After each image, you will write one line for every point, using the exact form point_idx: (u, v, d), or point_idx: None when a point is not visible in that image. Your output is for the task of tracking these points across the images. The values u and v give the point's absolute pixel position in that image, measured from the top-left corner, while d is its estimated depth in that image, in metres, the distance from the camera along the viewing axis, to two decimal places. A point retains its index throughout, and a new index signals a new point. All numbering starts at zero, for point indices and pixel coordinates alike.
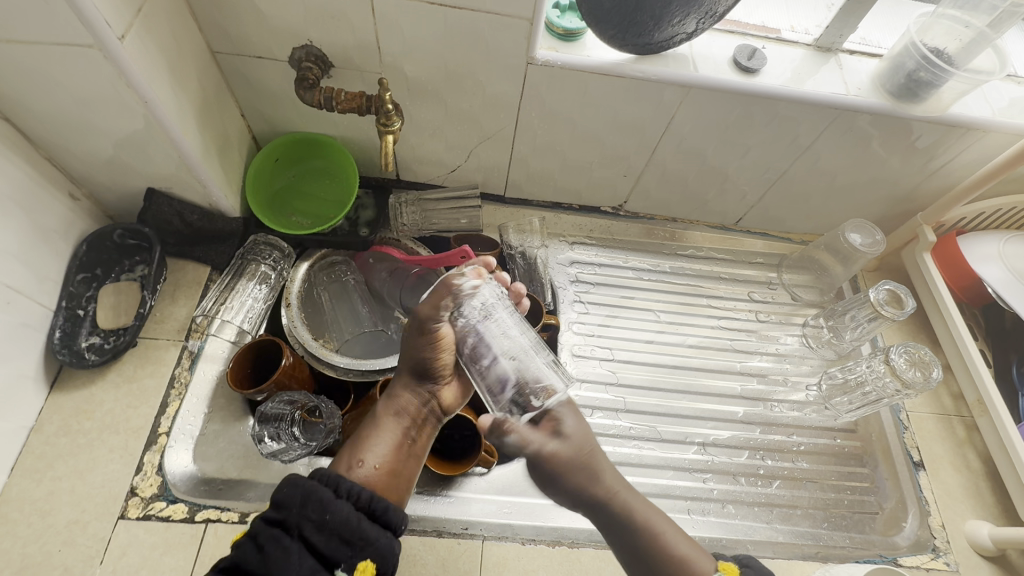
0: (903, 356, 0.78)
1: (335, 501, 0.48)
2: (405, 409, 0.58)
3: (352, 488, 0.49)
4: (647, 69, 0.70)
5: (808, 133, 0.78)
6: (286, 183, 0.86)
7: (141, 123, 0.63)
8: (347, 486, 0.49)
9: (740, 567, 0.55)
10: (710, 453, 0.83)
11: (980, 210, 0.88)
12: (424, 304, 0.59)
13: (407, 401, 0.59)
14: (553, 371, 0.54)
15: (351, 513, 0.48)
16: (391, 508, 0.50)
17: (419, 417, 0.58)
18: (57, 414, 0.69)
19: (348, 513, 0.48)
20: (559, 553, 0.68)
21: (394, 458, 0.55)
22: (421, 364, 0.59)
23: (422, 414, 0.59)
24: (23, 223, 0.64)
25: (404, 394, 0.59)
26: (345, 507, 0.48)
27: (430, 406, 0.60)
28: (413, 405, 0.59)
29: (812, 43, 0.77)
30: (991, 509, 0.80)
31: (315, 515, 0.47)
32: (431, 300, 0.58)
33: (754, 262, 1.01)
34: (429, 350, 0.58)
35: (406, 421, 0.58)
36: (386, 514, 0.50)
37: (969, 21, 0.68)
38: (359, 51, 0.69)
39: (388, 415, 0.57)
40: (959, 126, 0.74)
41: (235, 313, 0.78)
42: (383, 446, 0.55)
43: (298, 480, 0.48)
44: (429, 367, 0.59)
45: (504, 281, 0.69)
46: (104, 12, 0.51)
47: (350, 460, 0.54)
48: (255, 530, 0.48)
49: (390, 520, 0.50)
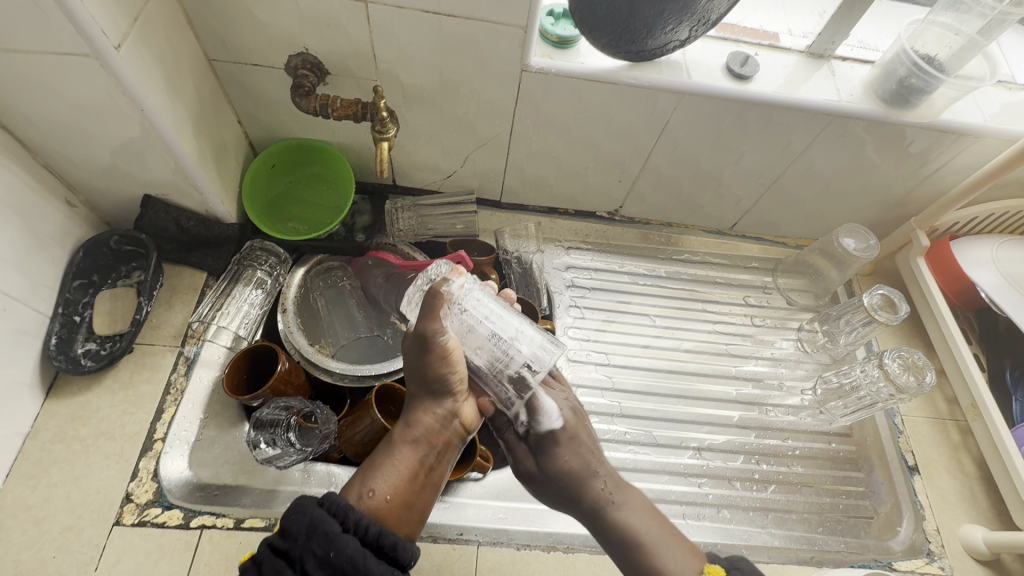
0: (897, 361, 0.78)
1: (340, 535, 0.47)
2: (422, 435, 0.58)
3: (359, 521, 0.49)
4: (640, 76, 0.70)
5: (801, 139, 0.78)
6: (282, 189, 0.86)
7: (138, 130, 0.63)
8: (355, 517, 0.49)
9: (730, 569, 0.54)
10: (705, 457, 0.83)
11: (973, 214, 0.89)
12: (422, 319, 0.55)
13: (425, 426, 0.58)
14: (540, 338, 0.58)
15: (357, 550, 0.47)
16: (399, 545, 0.50)
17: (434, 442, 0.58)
18: (53, 420, 0.69)
19: (353, 549, 0.47)
20: (554, 559, 0.68)
21: (406, 487, 0.55)
22: (434, 384, 0.58)
23: (439, 438, 0.59)
24: (19, 230, 0.64)
25: (422, 419, 0.58)
26: (352, 543, 0.47)
27: (446, 430, 0.59)
28: (430, 429, 0.58)
29: (805, 49, 0.78)
30: (985, 513, 0.80)
31: (319, 548, 0.46)
32: (427, 316, 0.55)
33: (749, 266, 1.01)
34: (440, 369, 0.57)
35: (423, 448, 0.58)
36: (394, 551, 0.49)
37: (959, 29, 0.69)
38: (355, 58, 0.69)
39: (404, 442, 0.57)
40: (951, 132, 0.74)
41: (232, 319, 0.78)
42: (397, 474, 0.55)
43: (307, 507, 0.48)
44: (443, 388, 0.58)
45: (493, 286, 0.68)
46: (100, 22, 0.51)
47: (361, 488, 0.54)
48: (259, 557, 0.47)
49: (398, 556, 0.49)
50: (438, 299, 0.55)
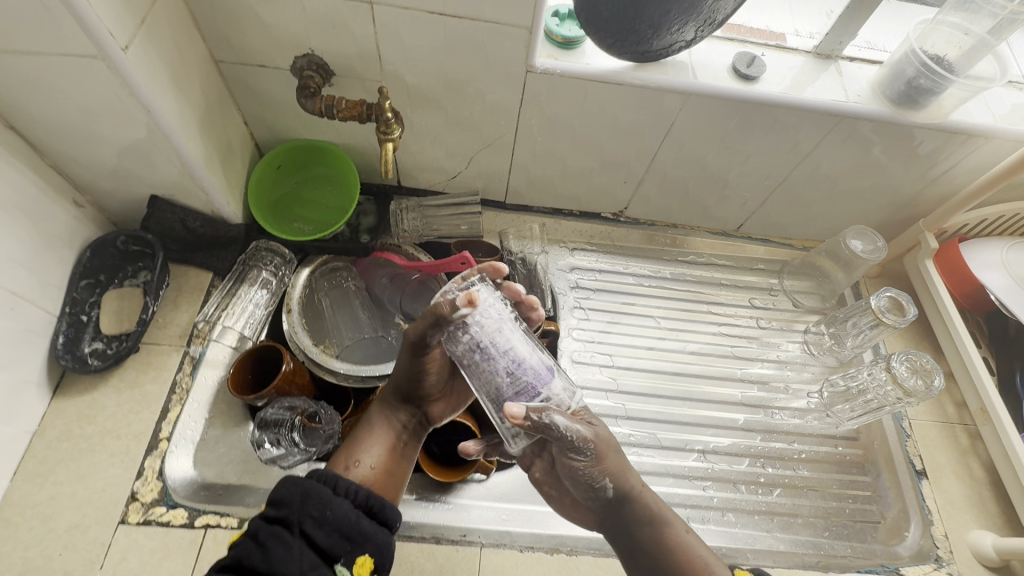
0: (905, 364, 0.77)
1: (333, 497, 0.50)
2: (403, 412, 0.62)
3: (349, 485, 0.51)
4: (646, 77, 0.70)
5: (809, 140, 0.78)
6: (287, 191, 0.87)
7: (145, 131, 0.63)
8: (345, 483, 0.51)
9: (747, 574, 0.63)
10: (710, 460, 0.83)
11: (982, 216, 0.88)
12: (434, 314, 0.56)
13: (405, 405, 0.62)
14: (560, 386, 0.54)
15: (351, 509, 0.50)
16: (387, 507, 0.53)
17: (409, 425, 0.62)
18: (59, 418, 0.70)
19: (347, 509, 0.50)
20: (557, 562, 0.68)
21: (388, 460, 0.60)
22: (420, 370, 0.62)
23: (417, 417, 0.63)
24: (27, 230, 0.65)
25: (402, 397, 0.62)
26: (345, 504, 0.50)
27: (424, 410, 0.63)
28: (408, 407, 0.62)
29: (812, 50, 0.78)
30: (995, 518, 0.79)
31: (315, 511, 0.49)
32: (439, 314, 0.54)
33: (755, 268, 1.01)
34: (431, 356, 0.61)
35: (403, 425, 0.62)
36: (382, 512, 0.52)
37: (969, 28, 0.68)
38: (360, 60, 0.69)
39: (386, 418, 0.61)
40: (960, 133, 0.73)
41: (237, 319, 0.79)
42: (377, 448, 0.60)
43: (296, 478, 0.50)
44: (428, 373, 0.62)
45: (515, 292, 0.68)
46: (108, 23, 0.52)
47: (347, 461, 0.58)
48: (253, 530, 0.48)
49: (387, 516, 0.52)
50: (451, 306, 0.53)
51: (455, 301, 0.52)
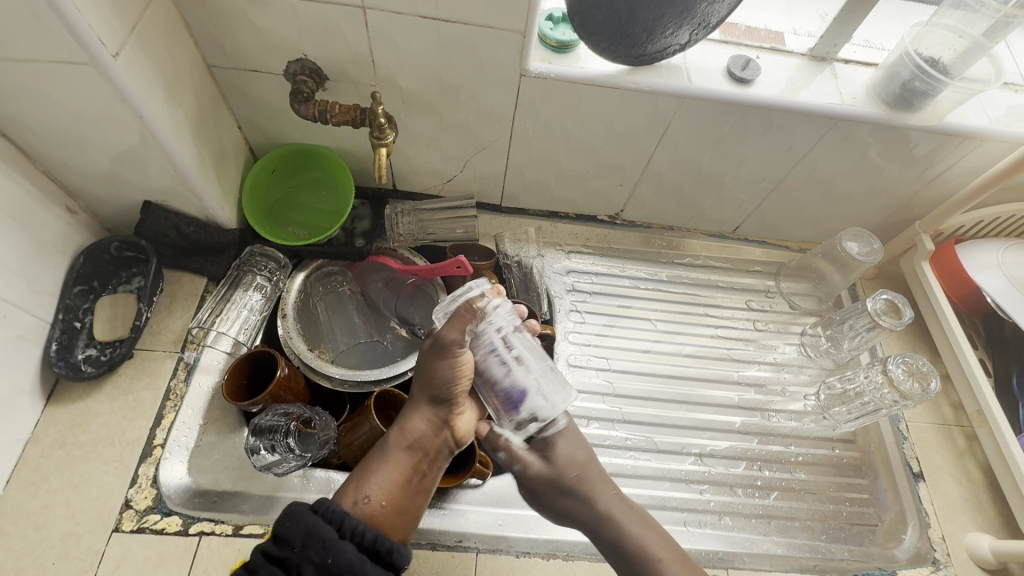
0: (901, 366, 0.77)
1: (337, 542, 0.48)
2: (417, 441, 0.57)
3: (355, 528, 0.49)
4: (641, 80, 0.70)
5: (805, 142, 0.78)
6: (281, 196, 0.86)
7: (138, 138, 0.63)
8: (351, 525, 0.49)
9: None
10: (707, 463, 0.83)
11: (979, 218, 0.88)
12: (448, 326, 0.55)
13: (420, 432, 0.58)
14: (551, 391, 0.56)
15: (354, 555, 0.48)
16: (395, 551, 0.50)
17: (427, 453, 0.58)
18: (53, 426, 0.69)
19: (351, 555, 0.48)
20: (553, 566, 0.68)
21: (399, 494, 0.55)
22: (435, 392, 0.58)
23: (434, 445, 0.58)
24: (19, 237, 0.65)
25: (418, 424, 0.58)
26: (349, 549, 0.48)
27: (442, 437, 0.59)
28: (424, 435, 0.58)
29: (807, 52, 0.77)
30: (992, 520, 0.79)
31: (316, 556, 0.47)
32: (453, 322, 0.55)
33: (752, 270, 1.01)
34: (447, 378, 0.57)
35: (418, 454, 0.57)
36: (390, 556, 0.50)
37: (964, 31, 0.68)
38: (354, 64, 0.69)
39: (400, 447, 0.57)
40: (956, 135, 0.73)
41: (231, 325, 0.78)
42: (390, 480, 0.55)
43: (301, 514, 0.48)
44: (444, 396, 0.58)
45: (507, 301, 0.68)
46: (98, 30, 0.51)
47: (356, 493, 0.54)
48: (253, 564, 0.47)
49: (394, 560, 0.50)
50: (468, 310, 0.55)
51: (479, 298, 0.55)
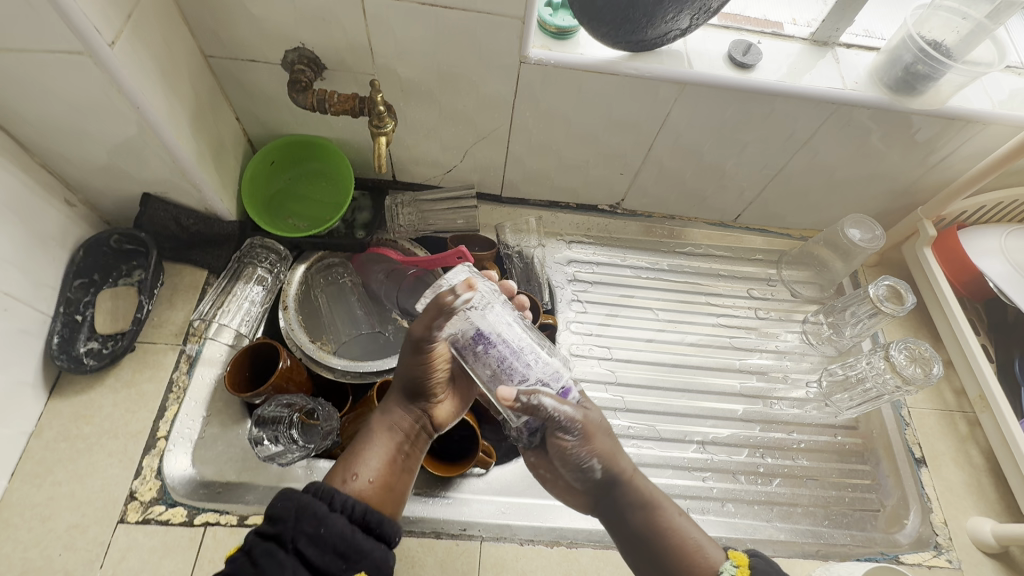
0: (904, 352, 0.77)
1: (329, 514, 0.48)
2: (399, 425, 0.59)
3: (346, 501, 0.49)
4: (641, 66, 0.69)
5: (806, 128, 0.77)
6: (281, 188, 0.86)
7: (135, 129, 0.63)
8: (342, 498, 0.49)
9: (749, 557, 0.54)
10: (710, 451, 0.83)
11: (981, 203, 0.88)
12: (420, 319, 0.56)
13: (401, 417, 0.60)
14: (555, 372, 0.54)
15: (347, 527, 0.48)
16: (385, 521, 0.50)
17: (409, 433, 0.59)
18: (56, 419, 0.69)
19: (343, 526, 0.48)
20: (558, 554, 0.68)
21: (386, 472, 0.55)
22: (412, 380, 0.60)
23: (414, 429, 0.60)
24: (19, 229, 0.64)
25: (397, 410, 0.60)
26: (341, 521, 0.48)
27: (422, 422, 0.61)
28: (405, 420, 0.60)
29: (809, 37, 0.77)
30: (994, 504, 0.79)
31: (310, 528, 0.47)
32: (428, 315, 0.55)
33: (754, 258, 1.00)
34: (420, 364, 0.59)
35: (400, 437, 0.59)
36: (381, 527, 0.50)
37: (967, 13, 0.67)
38: (352, 53, 0.69)
39: (382, 430, 0.58)
40: (959, 119, 0.73)
41: (233, 317, 0.78)
42: (376, 460, 0.55)
43: (292, 494, 0.48)
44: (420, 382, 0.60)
45: (509, 289, 0.72)
46: (93, 19, 0.51)
47: (344, 473, 0.54)
48: (247, 545, 0.47)
49: (385, 533, 0.50)
50: (440, 305, 0.53)
51: (449, 294, 0.53)
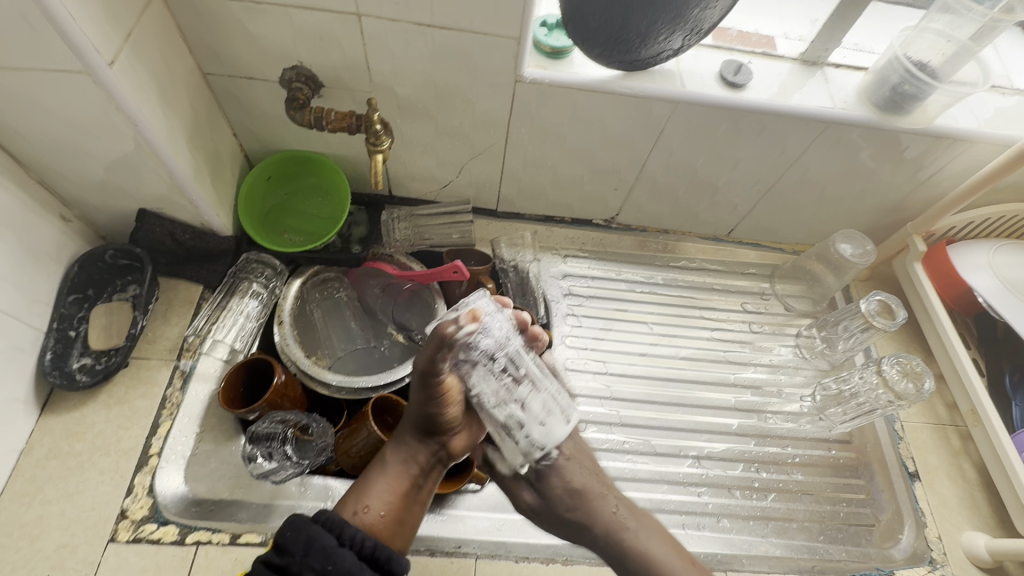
0: (895, 367, 0.78)
1: (336, 549, 0.47)
2: (415, 455, 0.58)
3: (354, 535, 0.49)
4: (635, 86, 0.70)
5: (797, 146, 0.78)
6: (277, 202, 0.86)
7: (132, 145, 0.63)
8: (350, 533, 0.49)
9: None
10: (704, 466, 0.83)
11: (970, 219, 0.89)
12: (425, 352, 0.53)
13: (418, 448, 0.58)
14: (554, 415, 0.53)
15: (354, 563, 0.47)
16: (394, 557, 0.50)
17: (426, 464, 0.58)
18: (47, 436, 0.69)
19: (350, 563, 0.47)
20: (552, 571, 0.68)
21: (398, 505, 0.56)
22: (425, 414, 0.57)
23: (431, 460, 0.59)
24: (13, 246, 0.64)
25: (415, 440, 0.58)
26: (349, 557, 0.47)
27: (440, 452, 0.59)
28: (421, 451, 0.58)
29: (798, 57, 0.78)
30: (987, 519, 0.79)
31: (317, 563, 0.46)
32: (431, 351, 0.53)
33: (747, 272, 1.01)
34: (432, 400, 0.56)
35: (416, 469, 0.58)
36: (389, 563, 0.49)
37: (951, 35, 0.69)
38: (350, 71, 0.69)
39: (396, 461, 0.58)
40: (945, 137, 0.74)
41: (228, 332, 0.78)
42: (388, 492, 0.55)
43: (302, 524, 0.48)
44: (434, 417, 0.57)
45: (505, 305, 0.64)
46: (93, 39, 0.51)
47: (354, 505, 0.54)
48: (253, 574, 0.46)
49: (392, 568, 0.49)
50: (439, 342, 0.51)
51: (450, 327, 0.51)
